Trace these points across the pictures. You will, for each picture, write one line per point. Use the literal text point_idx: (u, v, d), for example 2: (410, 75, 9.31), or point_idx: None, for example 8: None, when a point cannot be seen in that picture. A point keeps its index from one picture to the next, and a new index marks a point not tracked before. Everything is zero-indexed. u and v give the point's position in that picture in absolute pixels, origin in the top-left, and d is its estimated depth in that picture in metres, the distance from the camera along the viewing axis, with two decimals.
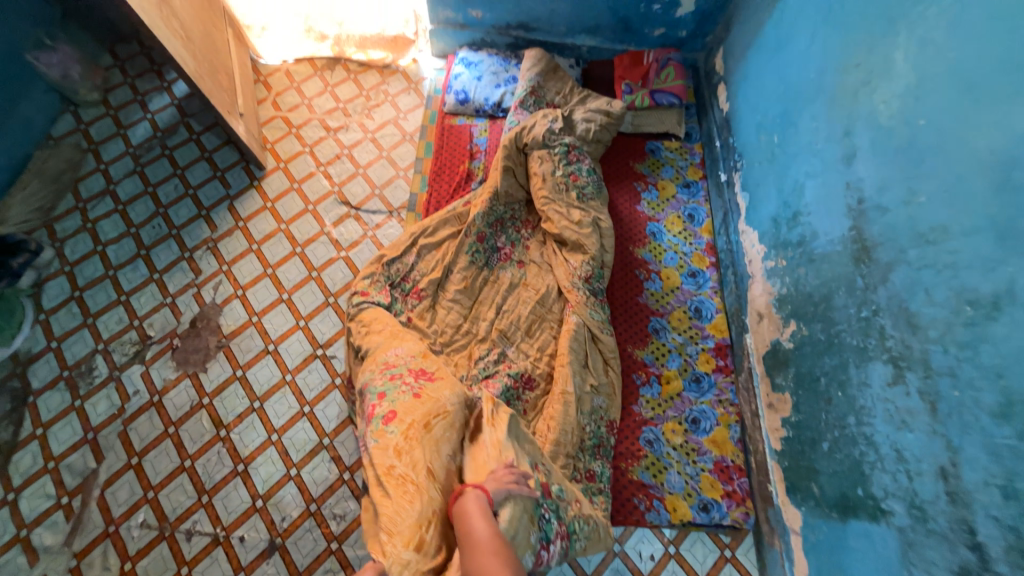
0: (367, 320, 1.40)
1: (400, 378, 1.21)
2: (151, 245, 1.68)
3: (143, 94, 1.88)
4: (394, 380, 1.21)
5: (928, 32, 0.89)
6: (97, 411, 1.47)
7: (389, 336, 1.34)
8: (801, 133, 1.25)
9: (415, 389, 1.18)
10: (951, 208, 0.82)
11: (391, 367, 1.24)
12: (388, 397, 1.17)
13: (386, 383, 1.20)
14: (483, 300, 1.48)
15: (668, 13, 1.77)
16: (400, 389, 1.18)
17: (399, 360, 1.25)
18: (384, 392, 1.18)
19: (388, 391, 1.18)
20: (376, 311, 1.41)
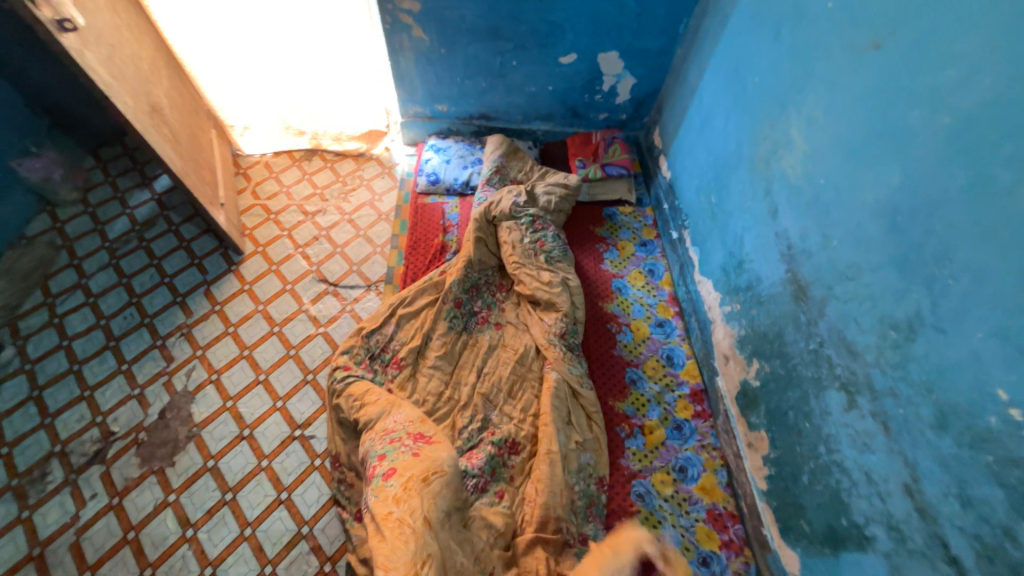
0: (355, 393, 1.41)
1: (399, 441, 1.23)
2: (121, 336, 1.66)
3: (123, 192, 1.95)
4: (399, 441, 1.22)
5: (811, 112, 1.10)
6: (47, 522, 1.34)
7: (385, 404, 1.36)
8: (732, 194, 1.44)
9: (414, 449, 1.19)
10: (859, 249, 0.97)
11: (390, 432, 1.26)
12: (388, 457, 1.19)
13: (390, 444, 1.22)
14: (464, 365, 1.51)
15: (609, 101, 2.05)
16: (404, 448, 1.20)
17: (397, 426, 1.27)
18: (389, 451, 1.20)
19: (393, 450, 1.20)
20: (364, 383, 1.43)
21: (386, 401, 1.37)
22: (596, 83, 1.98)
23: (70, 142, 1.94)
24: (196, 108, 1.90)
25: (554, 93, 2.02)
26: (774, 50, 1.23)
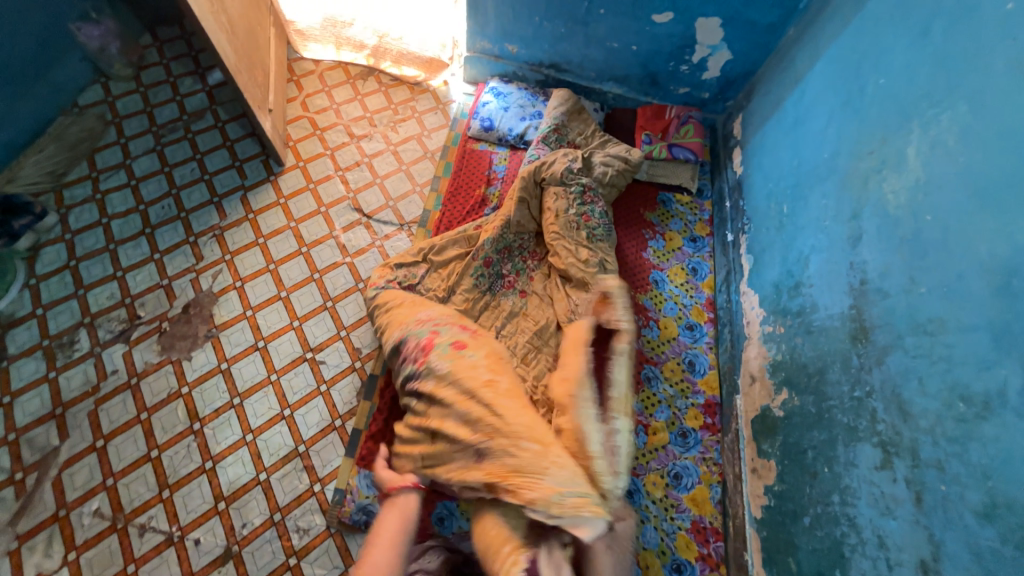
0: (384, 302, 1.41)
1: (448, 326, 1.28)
2: (157, 225, 1.67)
3: (175, 77, 1.90)
4: (431, 326, 1.28)
5: (940, 134, 0.95)
6: (70, 386, 1.42)
7: (413, 305, 1.39)
8: (810, 208, 1.29)
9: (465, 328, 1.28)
10: (950, 304, 0.85)
11: (427, 323, 1.30)
12: (443, 332, 1.26)
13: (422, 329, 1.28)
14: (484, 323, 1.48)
15: (694, 75, 1.85)
16: (447, 336, 1.25)
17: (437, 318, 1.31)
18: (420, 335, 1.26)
19: (431, 334, 1.26)
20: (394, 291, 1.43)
21: (419, 304, 1.39)
22: (685, 52, 1.78)
23: (129, 15, 1.88)
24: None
25: (636, 54, 1.83)
26: (915, 51, 1.04)
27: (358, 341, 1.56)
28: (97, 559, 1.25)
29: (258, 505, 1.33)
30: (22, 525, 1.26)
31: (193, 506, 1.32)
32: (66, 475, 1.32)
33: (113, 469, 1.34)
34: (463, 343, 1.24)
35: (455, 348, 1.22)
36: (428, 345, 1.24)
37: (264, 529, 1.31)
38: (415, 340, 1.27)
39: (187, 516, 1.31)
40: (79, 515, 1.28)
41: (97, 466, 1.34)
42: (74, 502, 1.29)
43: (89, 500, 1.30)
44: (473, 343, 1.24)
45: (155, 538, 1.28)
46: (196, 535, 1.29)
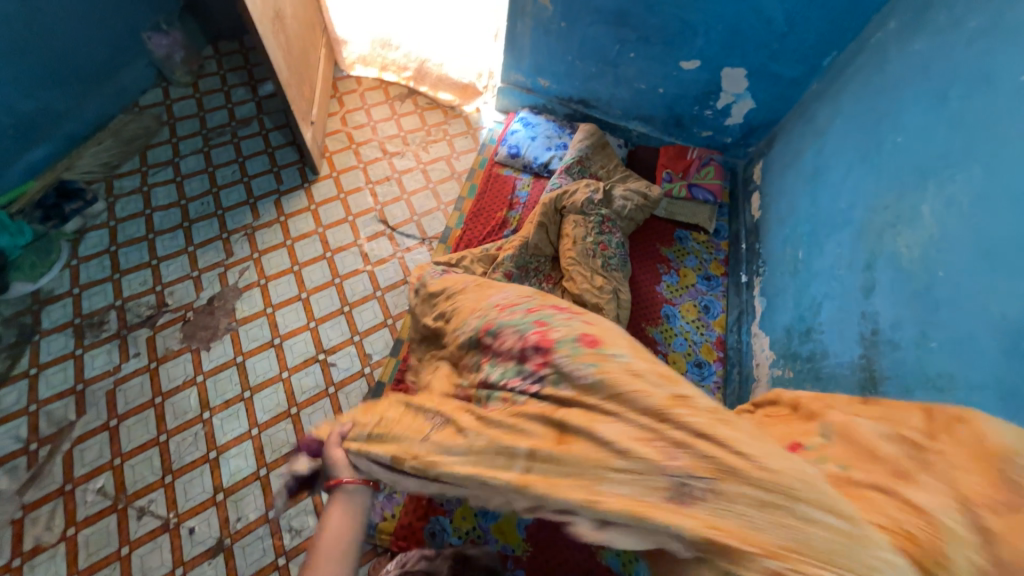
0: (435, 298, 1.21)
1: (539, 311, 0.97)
2: (194, 220, 1.77)
3: (229, 87, 2.05)
4: (525, 312, 0.98)
5: (954, 194, 0.97)
6: (93, 364, 1.48)
7: (479, 289, 1.14)
8: (825, 256, 1.31)
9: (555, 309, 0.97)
10: (959, 360, 0.85)
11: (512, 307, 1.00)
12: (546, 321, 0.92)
13: (504, 320, 0.98)
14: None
15: (717, 120, 1.91)
16: (560, 323, 0.91)
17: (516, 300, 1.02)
18: (516, 333, 0.94)
19: (538, 324, 0.92)
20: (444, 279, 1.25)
21: (484, 287, 1.14)
22: (710, 98, 1.85)
23: (196, 29, 2.06)
24: (314, 23, 1.95)
25: (663, 97, 1.91)
26: (933, 114, 1.08)
27: (370, 347, 1.60)
28: (93, 538, 1.27)
29: (254, 500, 1.35)
30: (29, 495, 1.30)
31: (192, 494, 1.34)
32: (77, 450, 1.36)
33: (122, 449, 1.37)
34: (592, 335, 0.86)
35: (585, 344, 0.84)
36: (543, 343, 0.88)
37: (257, 525, 1.32)
38: (513, 338, 0.93)
39: (185, 503, 1.33)
40: (84, 492, 1.31)
41: (107, 444, 1.38)
42: (80, 478, 1.33)
43: (95, 477, 1.33)
44: (601, 325, 0.89)
45: (151, 523, 1.29)
46: (191, 524, 1.30)
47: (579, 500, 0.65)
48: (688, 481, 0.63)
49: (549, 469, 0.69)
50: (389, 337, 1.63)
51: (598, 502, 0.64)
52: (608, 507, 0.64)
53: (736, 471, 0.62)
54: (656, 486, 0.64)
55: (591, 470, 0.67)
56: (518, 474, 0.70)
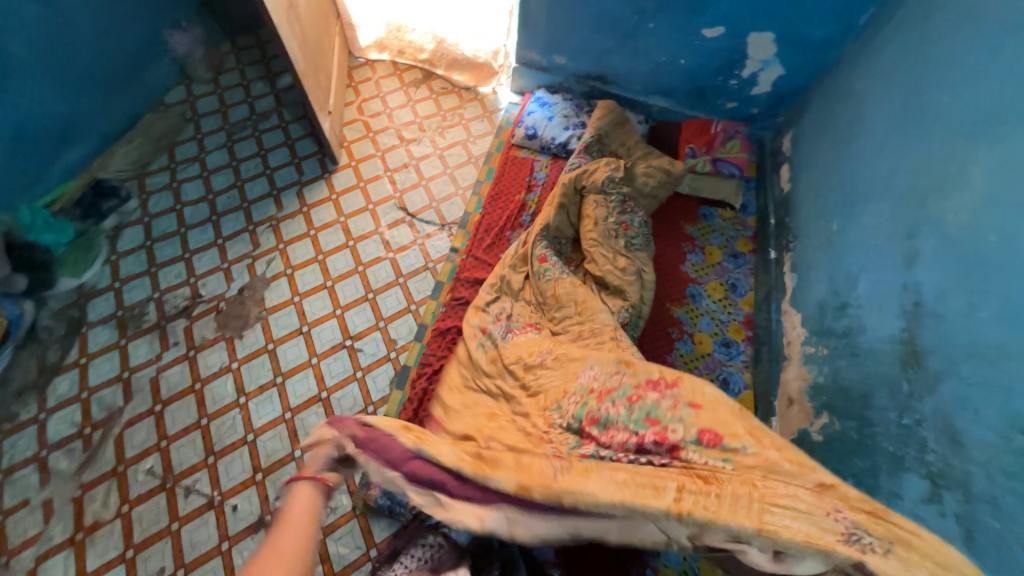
0: (506, 357, 1.30)
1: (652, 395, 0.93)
2: (222, 213, 1.82)
3: (249, 81, 2.07)
4: (628, 403, 0.95)
5: (1008, 153, 0.90)
6: (137, 353, 1.56)
7: (559, 365, 1.19)
8: (862, 227, 1.24)
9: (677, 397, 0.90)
10: (1010, 329, 0.80)
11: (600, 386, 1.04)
12: (651, 405, 0.91)
13: (607, 414, 0.97)
14: (537, 311, 1.45)
15: (743, 90, 1.83)
16: (666, 413, 0.88)
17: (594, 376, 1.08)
18: (626, 427, 0.92)
19: (647, 421, 0.89)
20: (514, 345, 1.32)
21: (563, 363, 1.18)
22: (735, 66, 1.77)
23: (214, 24, 2.08)
24: (328, 11, 1.94)
25: (684, 68, 1.84)
26: (983, 67, 1.00)
27: (394, 333, 1.63)
28: (146, 514, 1.35)
29: None
30: (86, 475, 1.39)
31: (233, 474, 1.40)
32: (127, 433, 1.44)
33: (167, 432, 1.45)
34: (712, 429, 0.80)
35: (710, 442, 0.78)
36: (665, 442, 0.83)
37: None
38: (622, 434, 0.91)
39: (227, 483, 1.39)
40: (135, 472, 1.40)
41: (154, 428, 1.45)
42: (131, 459, 1.41)
43: (144, 459, 1.41)
44: (708, 411, 0.83)
45: (197, 501, 1.37)
46: (233, 502, 1.37)
47: (752, 527, 0.63)
48: (860, 534, 0.61)
49: (706, 498, 0.67)
50: (413, 323, 1.65)
51: (771, 530, 0.63)
52: (781, 534, 0.62)
53: (907, 539, 0.60)
54: (831, 528, 0.62)
55: (755, 502, 0.66)
56: (673, 500, 0.67)
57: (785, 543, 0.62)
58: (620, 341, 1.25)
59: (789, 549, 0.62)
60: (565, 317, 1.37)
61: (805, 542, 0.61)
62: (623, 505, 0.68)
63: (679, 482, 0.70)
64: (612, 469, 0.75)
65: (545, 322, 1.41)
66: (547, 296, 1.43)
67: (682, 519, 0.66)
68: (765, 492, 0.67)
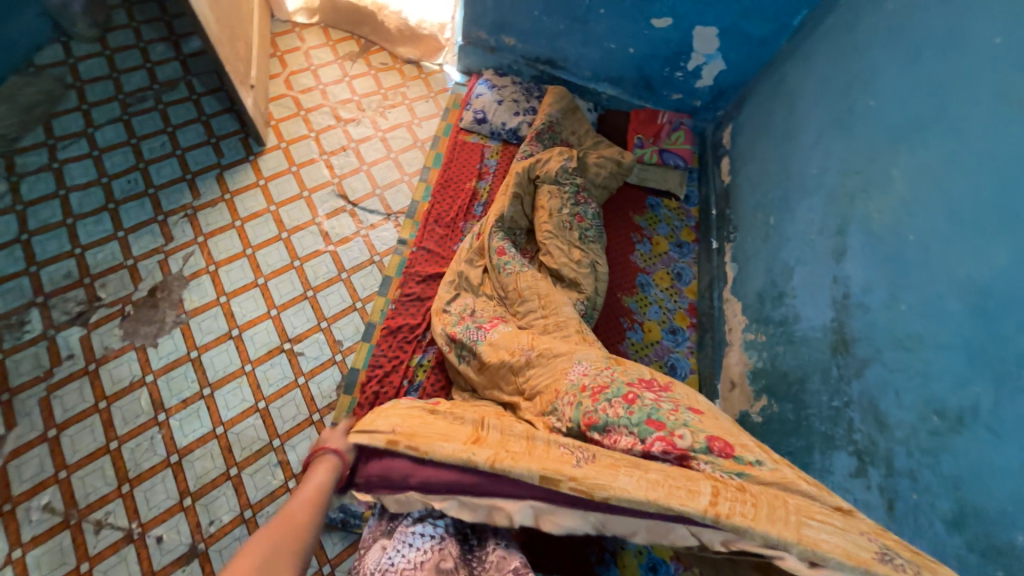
0: (490, 362, 1.21)
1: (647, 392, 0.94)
2: (122, 201, 1.56)
3: (147, 42, 1.76)
4: (627, 404, 0.91)
5: (926, 158, 0.99)
6: (19, 371, 1.31)
7: (546, 362, 1.13)
8: (797, 221, 1.33)
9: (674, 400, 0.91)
10: (927, 321, 0.89)
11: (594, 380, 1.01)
12: (651, 403, 0.90)
13: (605, 414, 0.92)
14: (503, 307, 1.41)
15: (688, 82, 1.87)
16: (670, 416, 0.87)
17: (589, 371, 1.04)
18: (629, 430, 0.87)
19: (650, 423, 0.86)
20: (489, 344, 1.24)
21: (550, 359, 1.12)
22: (681, 58, 1.80)
23: None
24: None
25: (633, 57, 1.84)
26: (906, 76, 1.08)
27: (339, 333, 1.51)
28: (46, 558, 1.16)
29: (227, 502, 1.27)
30: None
31: (156, 502, 1.24)
32: (13, 466, 1.22)
33: (67, 461, 1.24)
34: (721, 437, 0.80)
35: (721, 451, 0.78)
36: (673, 449, 0.81)
37: (233, 527, 1.25)
38: (625, 437, 0.87)
39: (149, 512, 1.23)
40: (27, 511, 1.19)
41: (49, 458, 1.24)
42: (21, 497, 1.20)
43: (38, 494, 1.20)
44: (710, 418, 0.86)
45: (112, 536, 1.20)
46: (158, 532, 1.22)
47: (788, 536, 0.61)
48: (891, 553, 0.60)
49: (743, 505, 0.66)
50: (361, 321, 1.54)
51: (811, 541, 0.61)
52: (821, 547, 0.60)
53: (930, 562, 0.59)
54: (865, 546, 0.61)
55: (791, 514, 0.64)
56: (706, 502, 0.66)
57: (824, 556, 0.59)
58: (586, 336, 1.26)
59: (827, 561, 0.59)
60: (529, 312, 1.34)
61: (845, 556, 0.59)
62: (656, 504, 0.67)
63: (712, 484, 0.70)
64: (638, 467, 0.74)
65: (509, 314, 1.38)
66: (510, 291, 1.39)
67: (717, 522, 0.65)
68: (799, 506, 0.66)
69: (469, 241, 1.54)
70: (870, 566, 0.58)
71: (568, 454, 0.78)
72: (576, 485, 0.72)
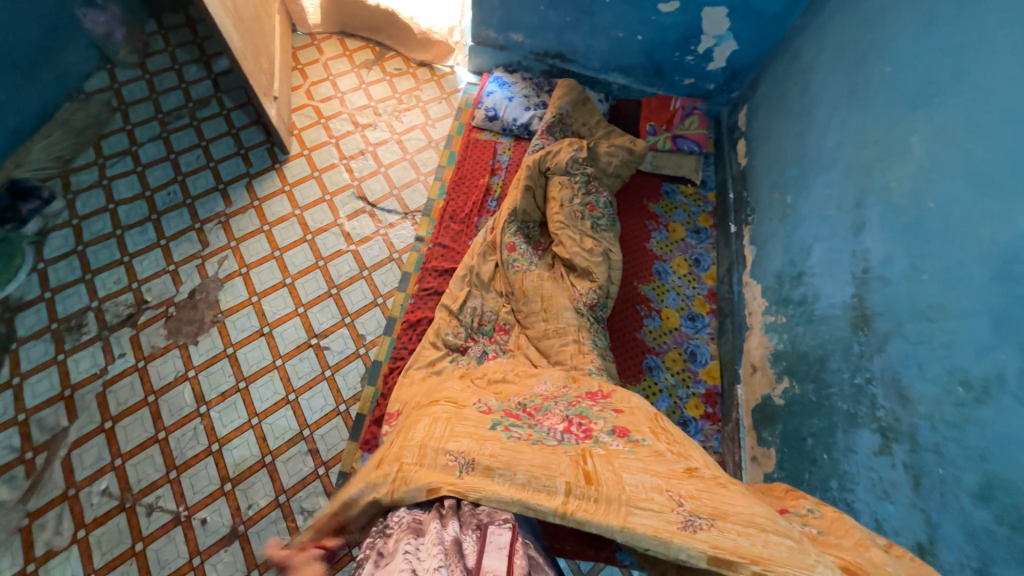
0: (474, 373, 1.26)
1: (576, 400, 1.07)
2: (163, 211, 1.69)
3: (181, 64, 1.90)
4: (567, 404, 1.05)
5: (945, 122, 0.95)
6: (78, 369, 1.44)
7: (518, 379, 1.21)
8: (814, 198, 1.30)
9: (609, 407, 1.03)
10: (949, 291, 0.85)
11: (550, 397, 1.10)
12: (582, 408, 1.03)
13: (549, 405, 1.06)
14: (509, 305, 1.46)
15: (699, 65, 1.85)
16: (596, 415, 0.99)
17: (554, 393, 1.11)
18: (559, 413, 1.01)
19: (577, 415, 0.99)
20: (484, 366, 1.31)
21: (523, 378, 1.21)
22: (691, 42, 1.77)
23: None
24: None
25: (642, 44, 1.83)
26: (922, 39, 1.03)
27: (362, 328, 1.58)
28: (106, 537, 1.27)
29: (263, 487, 1.36)
30: (33, 503, 1.28)
31: (200, 487, 1.34)
32: (75, 455, 1.34)
33: (121, 450, 1.36)
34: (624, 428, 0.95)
35: (620, 433, 0.93)
36: (585, 430, 0.94)
37: (269, 510, 1.33)
38: (556, 418, 0.99)
39: (194, 496, 1.33)
40: (88, 495, 1.31)
41: (105, 447, 1.36)
42: (83, 482, 1.32)
43: (97, 480, 1.32)
44: (627, 415, 0.99)
45: (162, 518, 1.30)
46: (202, 515, 1.31)
47: (615, 526, 0.70)
48: (692, 517, 0.72)
49: (589, 503, 0.73)
50: (382, 316, 1.61)
51: (632, 526, 0.70)
52: (638, 530, 0.69)
53: (723, 515, 0.72)
54: (672, 519, 0.71)
55: (622, 504, 0.72)
56: (561, 503, 0.72)
57: (638, 537, 0.69)
58: (582, 347, 1.31)
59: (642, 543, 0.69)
60: (531, 313, 1.39)
61: (654, 535, 0.69)
62: (519, 504, 0.73)
63: (567, 480, 0.75)
64: (510, 467, 0.77)
65: (515, 319, 1.44)
66: (515, 288, 1.44)
67: (567, 518, 0.71)
68: (630, 495, 0.74)
69: (482, 236, 1.58)
70: (671, 539, 0.68)
71: (451, 463, 0.79)
72: (453, 490, 0.75)
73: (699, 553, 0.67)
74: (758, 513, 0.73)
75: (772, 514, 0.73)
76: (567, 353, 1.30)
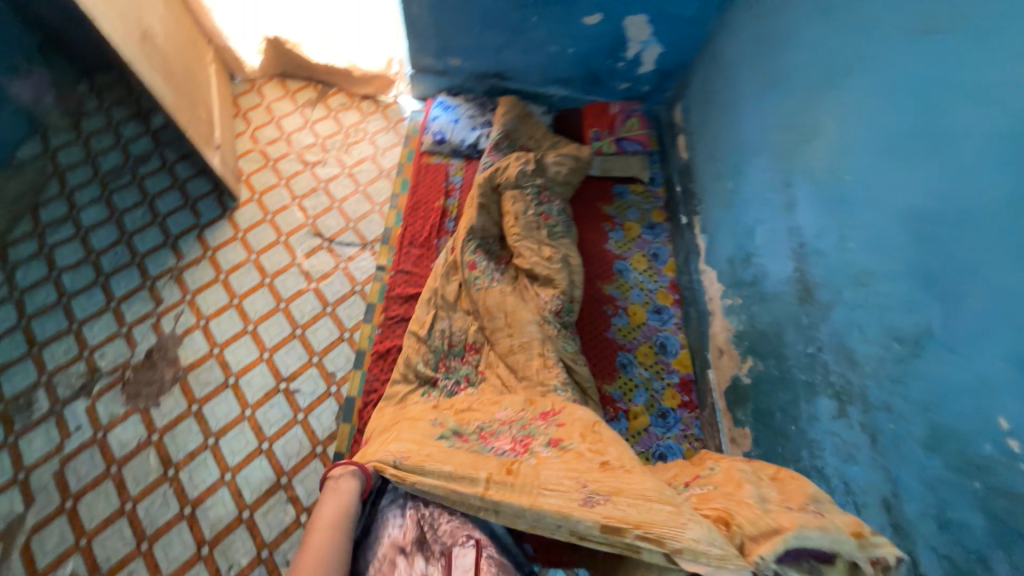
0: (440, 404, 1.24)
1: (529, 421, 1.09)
2: (111, 273, 1.63)
3: (117, 123, 1.87)
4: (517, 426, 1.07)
5: (850, 100, 1.01)
6: (32, 449, 1.37)
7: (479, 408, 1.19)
8: (750, 182, 1.36)
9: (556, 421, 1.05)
10: (875, 256, 0.90)
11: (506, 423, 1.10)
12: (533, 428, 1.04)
13: (502, 429, 1.07)
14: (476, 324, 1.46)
15: (632, 70, 1.93)
16: (541, 430, 1.03)
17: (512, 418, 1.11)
18: (508, 433, 1.04)
19: (523, 434, 1.03)
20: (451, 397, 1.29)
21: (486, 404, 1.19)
22: (620, 49, 1.85)
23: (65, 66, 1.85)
24: (194, 38, 1.80)
25: (575, 56, 1.90)
26: (821, 26, 1.11)
27: (332, 365, 1.56)
28: None
29: (243, 545, 1.30)
30: None
31: (174, 554, 1.28)
32: (35, 541, 1.26)
33: (85, 528, 1.28)
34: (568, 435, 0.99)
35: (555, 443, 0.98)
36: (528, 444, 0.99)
37: (252, 568, 1.28)
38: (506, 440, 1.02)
39: (170, 565, 1.26)
40: None
41: (68, 527, 1.28)
42: (46, 568, 1.24)
43: (62, 564, 1.24)
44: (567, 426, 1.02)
45: None
46: None
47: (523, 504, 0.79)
48: (593, 495, 0.79)
49: (505, 488, 0.82)
50: (351, 351, 1.59)
51: (539, 506, 0.78)
52: (545, 510, 0.78)
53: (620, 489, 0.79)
54: (574, 496, 0.79)
55: (531, 488, 0.81)
56: (482, 487, 0.83)
57: (541, 514, 0.77)
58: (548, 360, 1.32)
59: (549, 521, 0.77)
60: (495, 329, 1.40)
61: (557, 511, 0.77)
62: (444, 487, 0.85)
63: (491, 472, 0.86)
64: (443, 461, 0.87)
65: (484, 339, 1.44)
66: (479, 307, 1.44)
67: (484, 499, 0.82)
68: (541, 480, 0.82)
69: (443, 258, 1.59)
70: (572, 514, 0.76)
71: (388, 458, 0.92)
72: (394, 471, 0.89)
73: (593, 524, 0.75)
74: (648, 485, 0.78)
75: (661, 485, 0.79)
76: (533, 368, 1.31)
